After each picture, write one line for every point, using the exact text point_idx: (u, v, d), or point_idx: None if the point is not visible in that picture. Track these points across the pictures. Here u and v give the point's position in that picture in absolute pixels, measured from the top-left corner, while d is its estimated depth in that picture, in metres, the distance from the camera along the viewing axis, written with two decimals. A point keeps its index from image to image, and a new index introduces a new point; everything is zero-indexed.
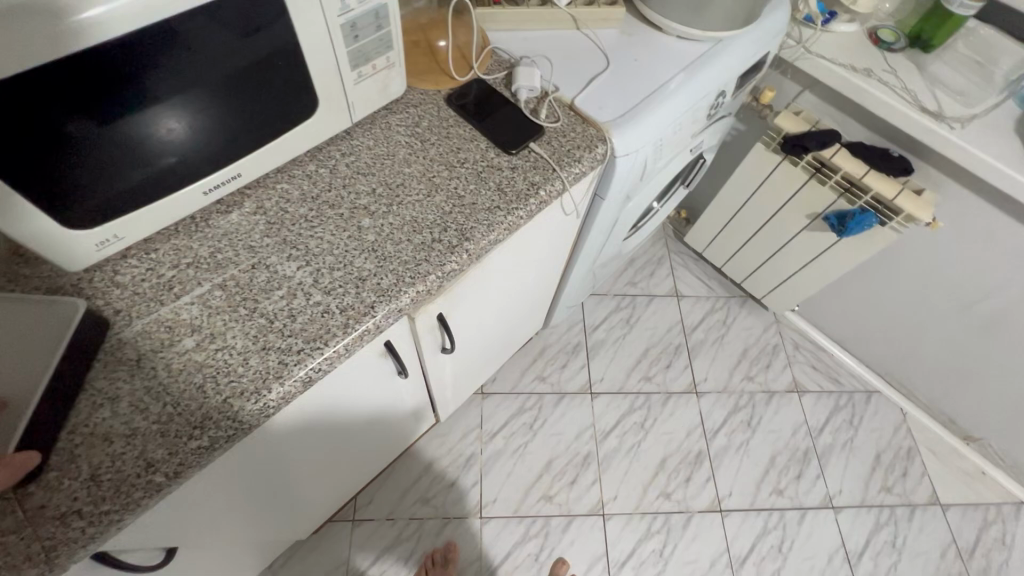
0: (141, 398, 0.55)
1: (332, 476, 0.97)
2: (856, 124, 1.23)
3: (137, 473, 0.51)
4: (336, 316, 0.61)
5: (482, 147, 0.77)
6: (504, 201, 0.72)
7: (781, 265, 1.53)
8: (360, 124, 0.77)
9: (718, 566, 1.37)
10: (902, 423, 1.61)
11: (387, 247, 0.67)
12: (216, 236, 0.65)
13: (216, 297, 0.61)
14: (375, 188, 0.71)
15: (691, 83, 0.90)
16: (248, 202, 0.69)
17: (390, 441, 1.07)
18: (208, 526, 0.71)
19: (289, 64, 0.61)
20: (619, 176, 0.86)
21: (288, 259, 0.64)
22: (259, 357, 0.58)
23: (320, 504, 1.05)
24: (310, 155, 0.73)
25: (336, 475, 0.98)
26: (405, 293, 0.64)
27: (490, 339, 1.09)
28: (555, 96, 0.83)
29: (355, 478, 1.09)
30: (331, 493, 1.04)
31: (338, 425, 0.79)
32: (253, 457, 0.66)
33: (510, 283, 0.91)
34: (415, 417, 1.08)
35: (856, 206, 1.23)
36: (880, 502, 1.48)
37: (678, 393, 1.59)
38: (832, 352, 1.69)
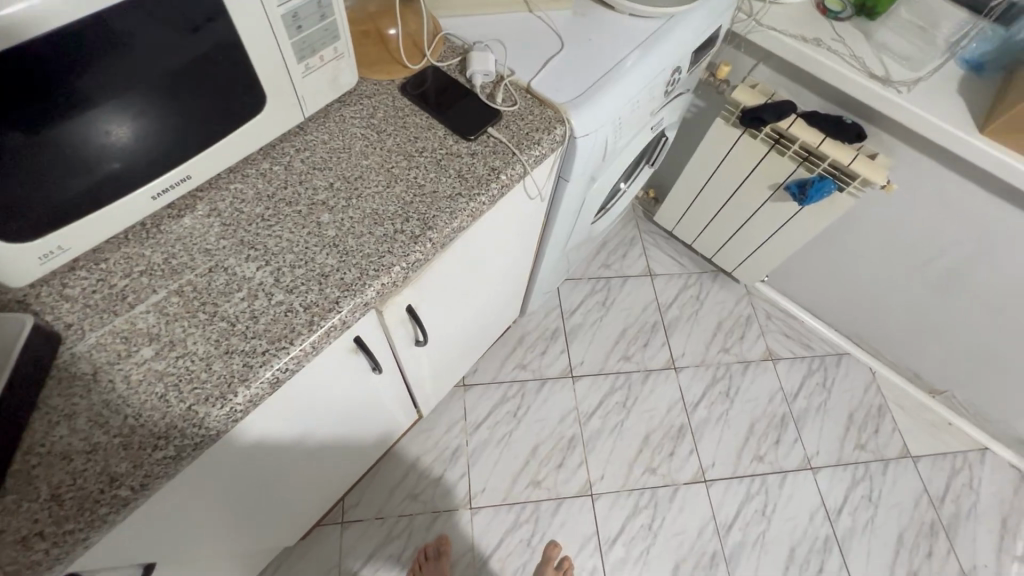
0: (100, 412, 0.53)
1: (311, 481, 0.95)
2: (810, 94, 1.26)
3: (101, 489, 0.50)
4: (299, 314, 0.60)
5: (440, 135, 0.76)
6: (465, 187, 0.71)
7: (748, 238, 1.56)
8: (313, 119, 0.75)
9: (705, 535, 1.40)
10: (872, 382, 1.67)
11: (349, 241, 0.66)
12: (170, 241, 0.63)
13: (173, 304, 0.59)
14: (333, 182, 0.70)
15: (646, 60, 0.91)
16: (200, 204, 0.66)
17: (371, 439, 1.06)
18: (185, 537, 0.69)
19: (231, 60, 0.59)
20: (581, 156, 0.87)
21: (246, 260, 0.63)
22: (222, 361, 0.57)
23: (304, 507, 1.03)
24: (263, 152, 0.71)
25: (318, 478, 0.97)
26: (370, 286, 0.63)
27: (464, 330, 1.08)
28: (510, 80, 0.82)
29: (340, 480, 1.08)
30: (314, 497, 1.03)
31: (314, 425, 0.78)
32: (225, 464, 0.64)
33: (479, 270, 0.91)
34: (395, 413, 1.07)
35: (815, 174, 1.27)
36: (855, 459, 1.54)
37: (657, 370, 1.62)
38: (802, 319, 1.74)
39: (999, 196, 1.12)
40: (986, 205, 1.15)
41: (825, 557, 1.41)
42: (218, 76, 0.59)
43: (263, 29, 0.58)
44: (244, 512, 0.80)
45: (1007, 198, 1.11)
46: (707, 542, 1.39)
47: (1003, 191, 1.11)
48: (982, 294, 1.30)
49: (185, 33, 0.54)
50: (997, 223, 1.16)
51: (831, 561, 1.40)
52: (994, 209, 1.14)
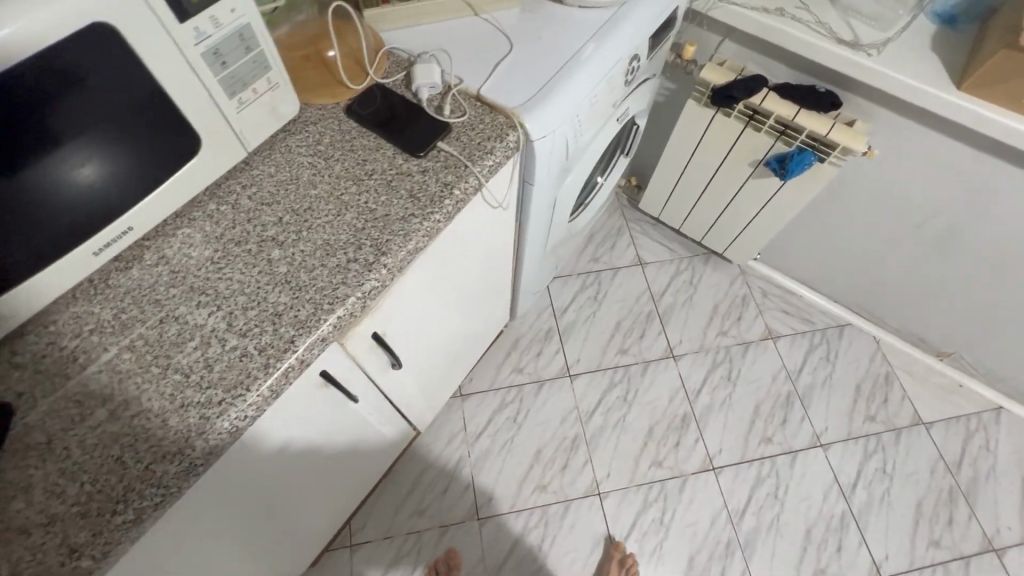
0: (57, 481, 0.52)
1: (318, 500, 0.96)
2: (780, 66, 1.21)
3: (61, 562, 0.49)
4: (254, 358, 0.59)
5: (390, 154, 0.73)
6: (418, 208, 0.69)
7: (736, 217, 1.52)
8: (258, 152, 0.73)
9: (718, 523, 1.38)
10: (876, 350, 1.63)
11: (300, 276, 0.64)
12: (119, 296, 0.62)
13: (124, 360, 0.58)
14: (282, 217, 0.68)
15: (599, 54, 0.88)
16: (148, 254, 0.65)
17: (375, 454, 1.06)
18: (209, 563, 0.72)
19: (162, 103, 0.57)
20: (540, 158, 0.84)
21: (197, 306, 0.61)
22: (178, 416, 0.55)
23: (319, 522, 1.05)
24: (209, 193, 0.69)
25: (330, 493, 0.98)
26: (325, 321, 0.61)
27: (450, 340, 1.08)
28: (458, 89, 0.80)
29: (347, 496, 1.09)
30: (327, 512, 1.04)
31: (315, 447, 0.79)
32: (232, 494, 0.66)
33: (456, 282, 0.90)
34: (393, 428, 1.07)
35: (794, 146, 1.23)
36: (866, 431, 1.51)
37: (655, 360, 1.59)
38: (800, 293, 1.71)
39: (986, 152, 1.08)
40: (973, 162, 1.10)
41: (843, 535, 1.38)
42: (151, 122, 0.57)
43: (188, 68, 0.57)
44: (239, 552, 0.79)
45: (993, 154, 1.07)
46: (720, 531, 1.37)
47: (988, 146, 1.07)
48: (979, 252, 1.26)
49: (105, 82, 0.52)
50: (985, 178, 1.12)
51: (849, 538, 1.38)
52: (981, 165, 1.10)
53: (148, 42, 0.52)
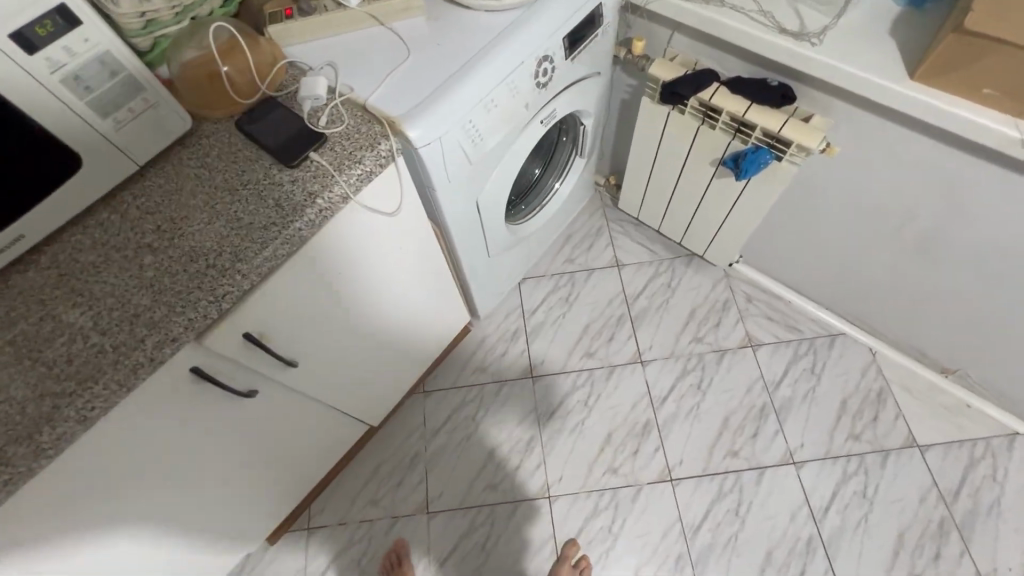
0: None
1: (278, 460, 1.08)
2: (732, 58, 1.14)
3: None
4: (109, 354, 0.65)
5: (267, 165, 0.78)
6: (281, 216, 0.73)
7: (708, 218, 1.45)
8: (153, 164, 0.80)
9: (670, 537, 1.33)
10: (871, 363, 1.50)
11: (163, 281, 0.70)
12: (13, 295, 0.70)
13: (4, 353, 0.66)
14: (160, 225, 0.74)
15: (496, 58, 0.88)
16: (44, 258, 0.73)
17: (332, 426, 1.17)
18: (165, 499, 0.85)
19: (31, 127, 0.64)
20: (431, 165, 0.86)
21: (73, 307, 0.69)
22: (36, 403, 0.63)
23: (281, 488, 1.16)
24: (105, 202, 0.77)
25: (287, 456, 1.10)
26: (176, 323, 0.67)
27: (402, 328, 1.14)
28: (343, 99, 0.83)
29: (307, 467, 1.19)
30: (290, 476, 1.16)
31: (253, 406, 0.90)
32: (173, 436, 0.78)
33: (374, 281, 0.94)
34: (332, 415, 1.14)
35: (749, 145, 1.16)
36: (848, 451, 1.39)
37: (622, 365, 1.55)
38: (787, 299, 1.59)
39: (954, 148, 0.96)
40: (942, 159, 0.99)
41: (808, 559, 1.29)
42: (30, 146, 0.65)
43: (51, 94, 0.64)
44: (139, 544, 0.85)
45: (961, 150, 0.95)
46: (672, 544, 1.33)
47: (955, 141, 0.95)
48: (966, 260, 1.12)
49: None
50: (957, 178, 0.99)
51: (815, 563, 1.28)
52: (951, 163, 0.98)
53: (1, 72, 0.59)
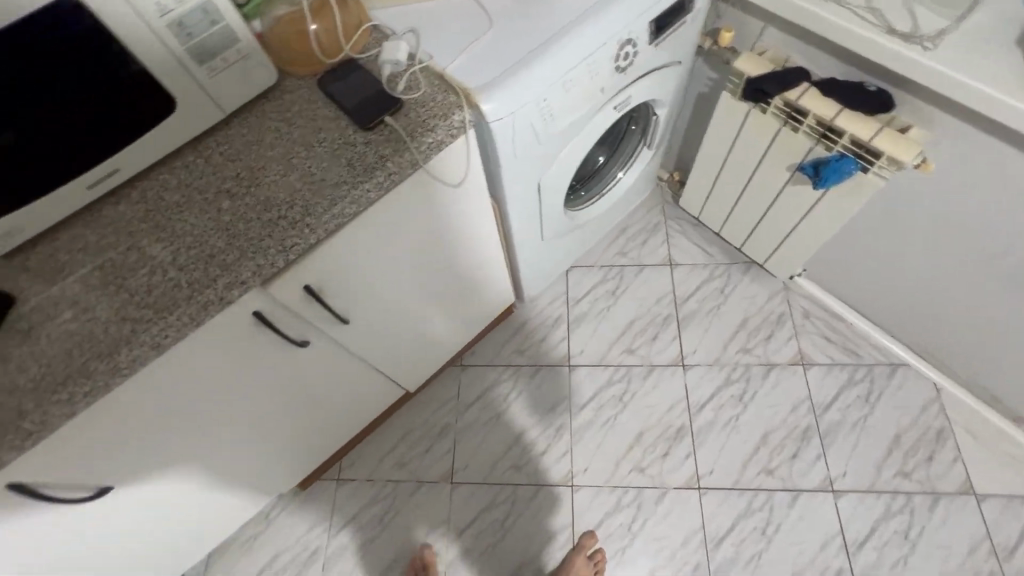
0: (26, 360, 0.66)
1: (319, 413, 1.12)
2: (828, 58, 1.06)
3: (13, 421, 0.63)
4: (184, 290, 0.69)
5: (343, 125, 0.79)
6: (351, 176, 0.75)
7: (775, 226, 1.38)
8: (238, 114, 0.83)
9: (691, 544, 1.31)
10: (933, 400, 1.40)
11: (238, 226, 0.73)
12: (105, 224, 0.75)
13: (93, 277, 0.71)
14: (240, 173, 0.77)
15: (579, 38, 0.86)
16: (134, 192, 0.78)
17: (372, 387, 1.20)
18: (215, 432, 0.90)
19: (135, 69, 0.68)
20: (500, 140, 0.86)
21: (156, 241, 0.73)
22: (116, 326, 0.68)
23: (319, 440, 1.22)
24: (191, 146, 0.81)
25: (327, 411, 1.14)
26: (246, 268, 0.70)
27: (449, 302, 1.15)
28: (422, 66, 0.83)
29: (345, 422, 1.24)
30: (328, 429, 1.21)
31: (304, 358, 0.94)
32: (230, 375, 0.82)
33: (429, 251, 0.95)
34: (374, 377, 1.17)
35: (833, 152, 1.09)
36: (894, 488, 1.32)
37: (662, 366, 1.52)
38: (849, 321, 1.51)
39: None
40: None
41: None
42: (100, 100, 0.68)
43: (121, 49, 0.66)
44: (178, 474, 0.91)
45: None
46: (692, 552, 1.30)
47: None
48: None
49: (40, 66, 0.62)
50: None
51: None
52: None
53: (69, 24, 0.61)
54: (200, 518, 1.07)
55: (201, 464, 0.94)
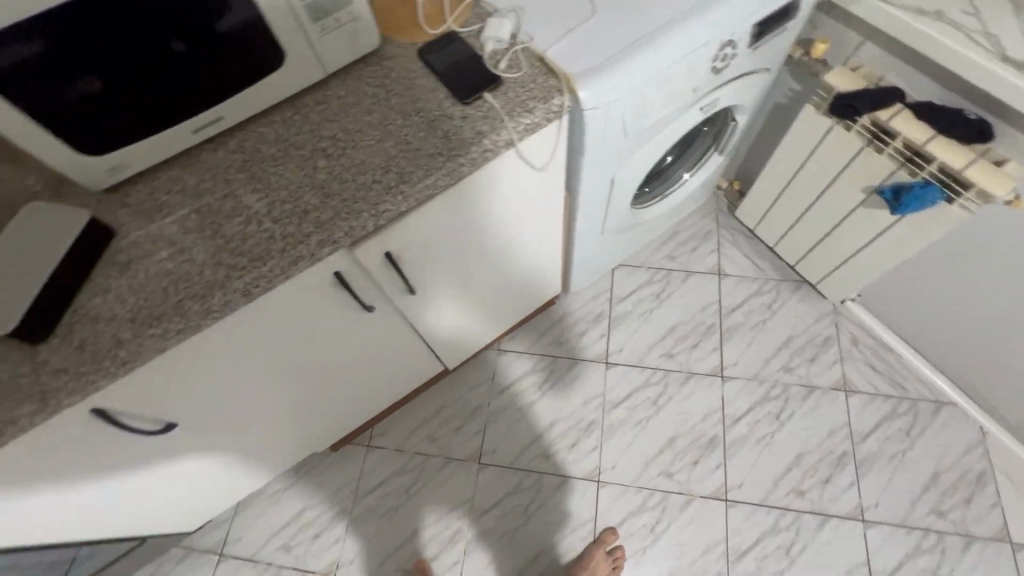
0: (124, 292, 0.69)
1: (367, 379, 1.14)
2: (926, 81, 1.03)
3: (109, 348, 0.66)
4: (278, 242, 0.71)
5: (440, 97, 0.80)
6: (447, 148, 0.75)
7: (837, 247, 1.35)
8: (337, 75, 0.84)
9: (712, 554, 1.31)
10: (977, 442, 1.37)
11: (332, 186, 0.74)
12: (203, 169, 0.77)
13: (191, 219, 0.73)
14: (336, 134, 0.78)
15: (684, 34, 0.84)
16: (232, 141, 0.79)
17: (419, 361, 1.22)
18: (274, 383, 0.93)
19: (250, 22, 0.69)
20: (590, 129, 0.85)
21: (252, 191, 0.75)
22: (211, 269, 0.69)
23: (361, 406, 1.23)
24: (290, 102, 0.82)
25: (375, 379, 1.16)
26: (339, 227, 0.71)
27: (503, 284, 1.16)
28: (523, 47, 0.83)
29: (387, 392, 1.26)
30: (371, 396, 1.23)
31: (367, 324, 0.95)
32: (301, 328, 0.84)
33: (498, 230, 0.96)
34: (422, 351, 1.19)
35: (917, 179, 1.06)
36: (927, 525, 1.30)
37: (701, 374, 1.51)
38: (898, 352, 1.48)
39: None
40: None
41: None
42: (114, 92, 0.65)
43: (141, 41, 0.63)
44: (225, 422, 0.94)
45: None
46: (712, 561, 1.30)
47: None
48: None
49: (54, 59, 0.59)
50: None
51: None
52: None
53: (92, 17, 0.59)
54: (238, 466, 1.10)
55: (253, 413, 0.97)
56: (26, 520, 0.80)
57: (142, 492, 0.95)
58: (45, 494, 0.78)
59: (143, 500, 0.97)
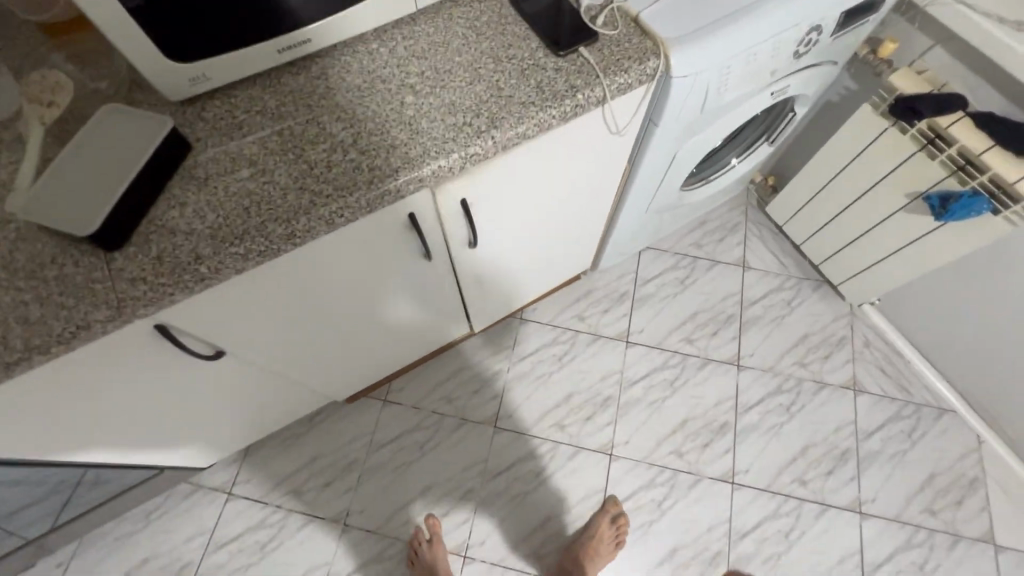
0: (203, 207, 0.67)
1: (405, 338, 1.13)
2: (990, 91, 1.04)
3: (188, 262, 0.64)
4: (364, 173, 0.69)
5: (532, 47, 0.78)
6: (540, 98, 0.74)
7: (868, 250, 1.38)
8: (425, 13, 0.81)
9: (715, 532, 1.35)
10: (973, 450, 1.44)
11: (421, 123, 0.72)
12: (284, 92, 0.75)
13: (273, 141, 0.71)
14: (423, 72, 0.76)
15: (778, 11, 0.84)
16: (314, 67, 0.77)
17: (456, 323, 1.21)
18: (323, 327, 0.91)
19: None
20: (674, 99, 0.85)
21: (336, 120, 0.73)
22: (296, 193, 0.68)
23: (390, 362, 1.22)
24: (376, 34, 0.79)
25: (412, 337, 1.14)
26: (427, 165, 0.70)
27: (548, 253, 1.15)
28: (619, 6, 0.81)
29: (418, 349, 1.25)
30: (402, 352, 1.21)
31: (422, 278, 0.94)
32: (364, 271, 0.83)
33: (560, 193, 0.95)
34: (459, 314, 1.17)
35: (967, 188, 1.08)
36: (919, 522, 1.36)
37: (717, 362, 1.54)
38: (907, 358, 1.53)
39: None
40: None
41: None
42: (167, 17, 0.62)
43: None
44: (268, 361, 0.92)
45: None
46: (715, 539, 1.35)
47: None
48: None
49: None
50: None
51: None
52: None
53: None
54: (261, 409, 1.07)
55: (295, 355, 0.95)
56: (54, 436, 0.77)
57: (159, 424, 0.91)
58: (79, 409, 0.75)
59: (154, 435, 0.92)
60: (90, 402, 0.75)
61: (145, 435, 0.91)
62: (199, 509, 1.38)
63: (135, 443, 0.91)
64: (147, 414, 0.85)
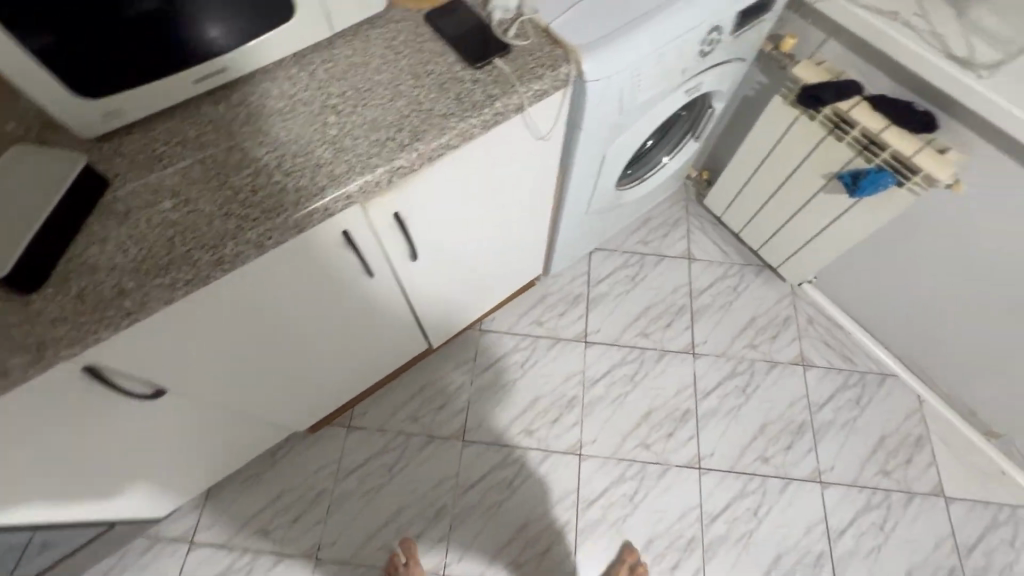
0: (125, 241, 0.66)
1: (358, 356, 1.12)
2: (881, 76, 1.14)
3: (112, 297, 0.63)
4: (290, 193, 0.70)
5: (449, 62, 0.81)
6: (460, 108, 0.77)
7: (798, 231, 1.46)
8: (343, 36, 0.83)
9: (687, 519, 1.38)
10: (916, 410, 1.52)
11: (344, 141, 0.74)
12: (204, 121, 0.75)
13: (195, 170, 0.71)
14: (344, 92, 0.78)
15: (678, 14, 0.90)
16: (234, 95, 0.77)
17: (410, 338, 1.21)
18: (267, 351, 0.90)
19: None
20: (592, 101, 0.89)
21: (259, 144, 0.73)
22: (222, 219, 0.68)
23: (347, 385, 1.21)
24: (295, 59, 0.81)
25: (365, 355, 1.14)
26: (353, 180, 0.71)
27: (492, 258, 1.18)
28: (530, 18, 0.85)
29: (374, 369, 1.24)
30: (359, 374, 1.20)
31: (366, 293, 0.94)
32: (302, 290, 0.83)
33: (495, 199, 0.98)
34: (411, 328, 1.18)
35: (872, 165, 1.16)
36: (875, 484, 1.42)
37: (673, 352, 1.59)
38: (848, 330, 1.61)
39: None
40: None
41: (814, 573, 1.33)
42: (73, 56, 0.62)
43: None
44: (214, 391, 0.90)
45: None
46: (687, 526, 1.37)
47: None
48: None
49: None
50: None
51: None
52: None
53: None
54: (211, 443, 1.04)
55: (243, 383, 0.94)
56: None
57: (98, 469, 0.87)
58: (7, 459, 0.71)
59: (93, 481, 0.89)
60: (15, 451, 0.71)
61: (83, 482, 0.87)
62: (160, 562, 1.32)
63: (73, 491, 0.87)
64: (82, 458, 0.82)
